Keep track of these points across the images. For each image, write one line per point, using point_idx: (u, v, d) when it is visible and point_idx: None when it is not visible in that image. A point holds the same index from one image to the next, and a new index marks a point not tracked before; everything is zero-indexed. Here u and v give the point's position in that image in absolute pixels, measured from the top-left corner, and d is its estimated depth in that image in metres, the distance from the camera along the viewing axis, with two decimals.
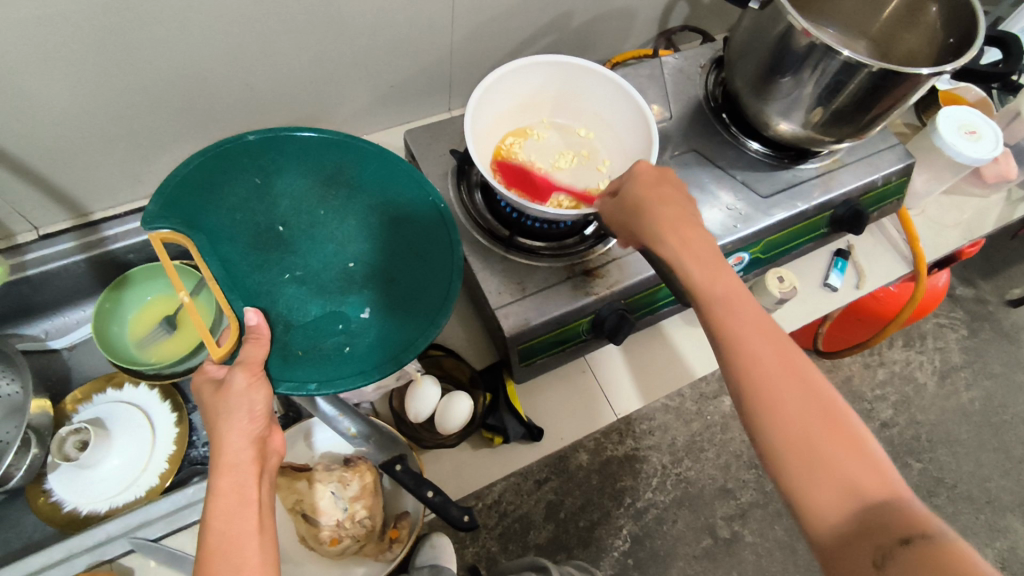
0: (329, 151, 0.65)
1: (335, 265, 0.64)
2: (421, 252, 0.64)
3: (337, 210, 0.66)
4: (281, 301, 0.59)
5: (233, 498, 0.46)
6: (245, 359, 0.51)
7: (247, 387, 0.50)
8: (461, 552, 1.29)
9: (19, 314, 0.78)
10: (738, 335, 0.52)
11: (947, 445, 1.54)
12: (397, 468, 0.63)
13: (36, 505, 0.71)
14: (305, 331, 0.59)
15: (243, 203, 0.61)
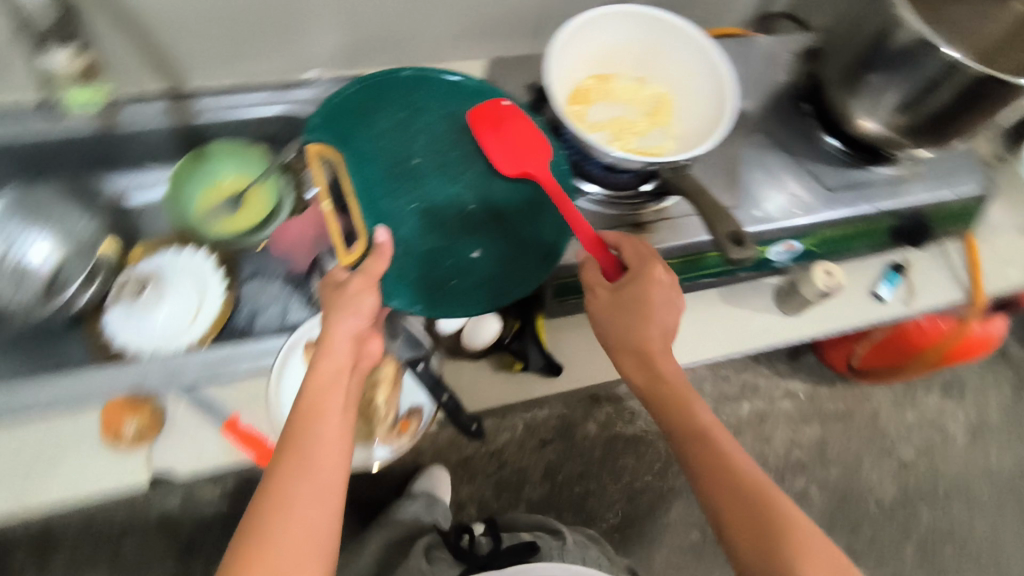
0: (470, 99, 0.74)
1: (456, 203, 0.71)
2: (544, 203, 0.71)
3: (468, 150, 0.73)
4: (404, 228, 0.69)
5: (328, 374, 0.54)
6: (368, 268, 0.59)
7: (361, 291, 0.58)
8: (456, 488, 1.31)
9: (101, 163, 0.83)
10: (717, 478, 0.58)
11: (963, 501, 1.49)
12: (419, 366, 0.67)
13: (91, 336, 0.77)
14: (420, 258, 0.69)
15: (389, 136, 0.72)
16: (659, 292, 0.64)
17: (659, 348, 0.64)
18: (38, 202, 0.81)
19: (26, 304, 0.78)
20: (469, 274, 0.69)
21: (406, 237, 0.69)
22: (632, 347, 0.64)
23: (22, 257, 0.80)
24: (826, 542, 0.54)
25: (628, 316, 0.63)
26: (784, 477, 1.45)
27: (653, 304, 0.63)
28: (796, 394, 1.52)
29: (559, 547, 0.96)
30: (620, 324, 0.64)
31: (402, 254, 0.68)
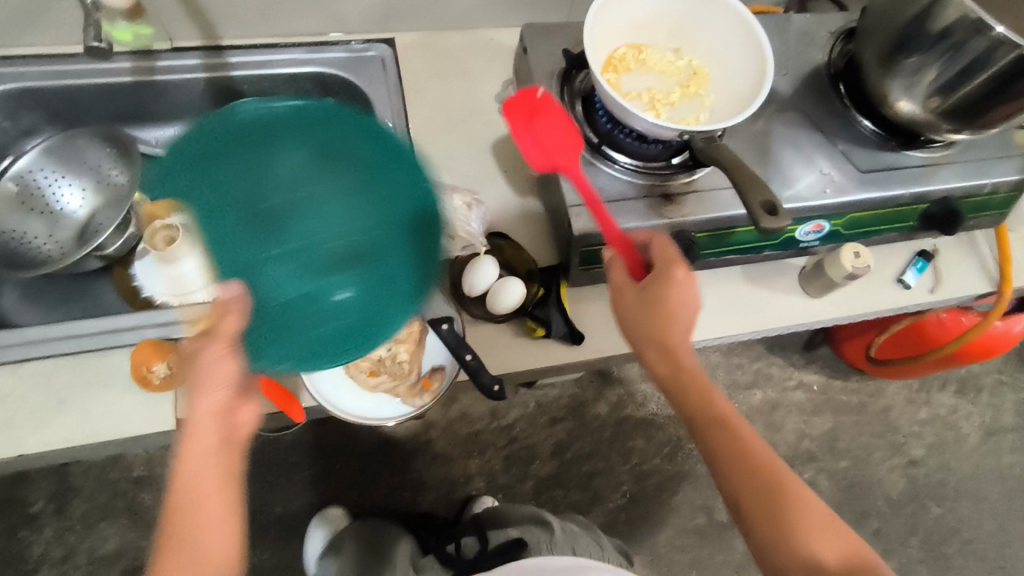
0: (326, 123, 0.65)
1: (312, 241, 0.62)
2: (417, 225, 0.60)
3: (331, 181, 0.64)
4: (258, 277, 0.59)
5: (199, 459, 0.52)
6: (222, 333, 0.51)
7: (220, 360, 0.52)
8: (466, 461, 1.32)
9: (137, 116, 0.85)
10: (744, 470, 0.59)
11: (972, 500, 1.48)
12: (443, 327, 0.67)
13: (119, 285, 0.80)
14: (280, 309, 0.58)
15: (240, 181, 0.63)
16: (677, 287, 0.63)
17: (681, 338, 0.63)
18: (76, 146, 0.80)
19: (59, 248, 0.80)
20: (343, 317, 0.60)
21: (271, 288, 0.59)
22: (657, 344, 0.63)
23: (57, 199, 0.81)
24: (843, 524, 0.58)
25: (656, 314, 0.63)
26: (792, 466, 1.45)
27: (673, 308, 0.63)
28: (808, 385, 1.52)
29: (548, 540, 0.84)
30: (645, 321, 0.63)
31: (265, 312, 0.58)
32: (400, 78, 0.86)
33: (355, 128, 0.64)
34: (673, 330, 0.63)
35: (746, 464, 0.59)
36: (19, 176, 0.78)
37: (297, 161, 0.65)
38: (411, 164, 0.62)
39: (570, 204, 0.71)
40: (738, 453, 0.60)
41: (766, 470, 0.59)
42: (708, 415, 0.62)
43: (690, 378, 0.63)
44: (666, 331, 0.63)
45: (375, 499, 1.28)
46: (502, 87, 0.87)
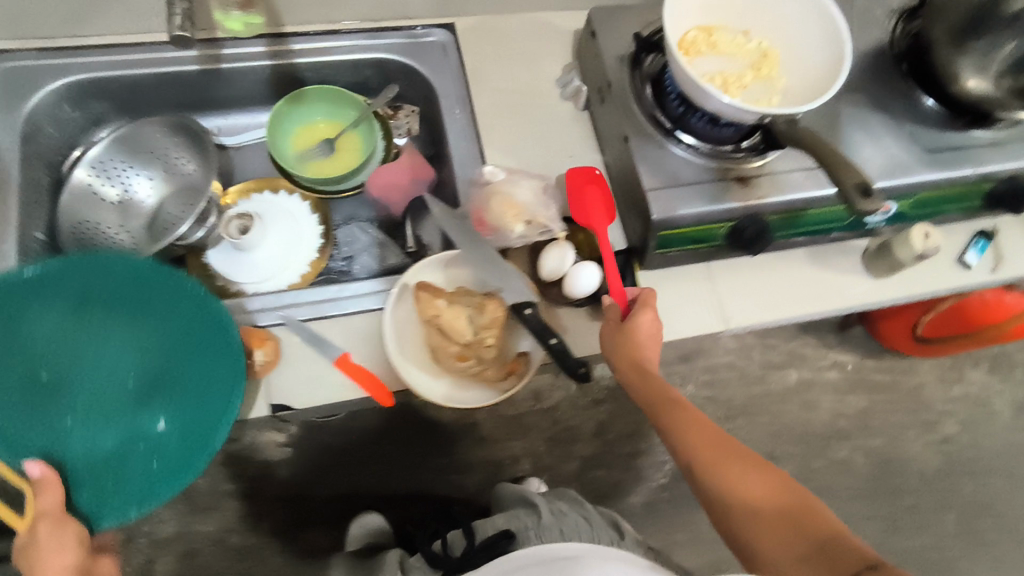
0: (59, 276, 0.66)
1: (110, 385, 0.66)
2: (197, 333, 0.66)
3: (91, 327, 0.67)
4: (70, 448, 0.63)
5: None
6: (45, 510, 0.58)
7: (57, 527, 0.58)
8: (510, 443, 1.34)
9: (200, 104, 0.85)
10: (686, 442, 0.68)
11: (1003, 475, 1.51)
12: (526, 311, 0.68)
13: (193, 270, 0.80)
14: (110, 460, 0.63)
15: (10, 366, 0.64)
16: (648, 322, 0.69)
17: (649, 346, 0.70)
18: (146, 135, 0.80)
19: (131, 237, 0.80)
20: (163, 446, 0.64)
21: (80, 453, 0.63)
22: (629, 370, 0.69)
23: (129, 189, 0.81)
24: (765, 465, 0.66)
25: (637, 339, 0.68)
26: (827, 444, 1.47)
27: (648, 338, 0.69)
28: (843, 364, 1.52)
29: (535, 525, 0.83)
30: (623, 349, 0.69)
31: (88, 473, 0.62)
32: (461, 62, 0.86)
33: (106, 271, 0.67)
34: (643, 353, 0.69)
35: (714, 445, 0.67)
36: (94, 167, 0.79)
37: (56, 320, 0.66)
38: (168, 282, 0.67)
39: (647, 188, 0.71)
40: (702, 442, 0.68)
41: (722, 438, 0.68)
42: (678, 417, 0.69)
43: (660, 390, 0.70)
44: (638, 354, 0.69)
45: (423, 481, 1.31)
46: (563, 69, 0.87)
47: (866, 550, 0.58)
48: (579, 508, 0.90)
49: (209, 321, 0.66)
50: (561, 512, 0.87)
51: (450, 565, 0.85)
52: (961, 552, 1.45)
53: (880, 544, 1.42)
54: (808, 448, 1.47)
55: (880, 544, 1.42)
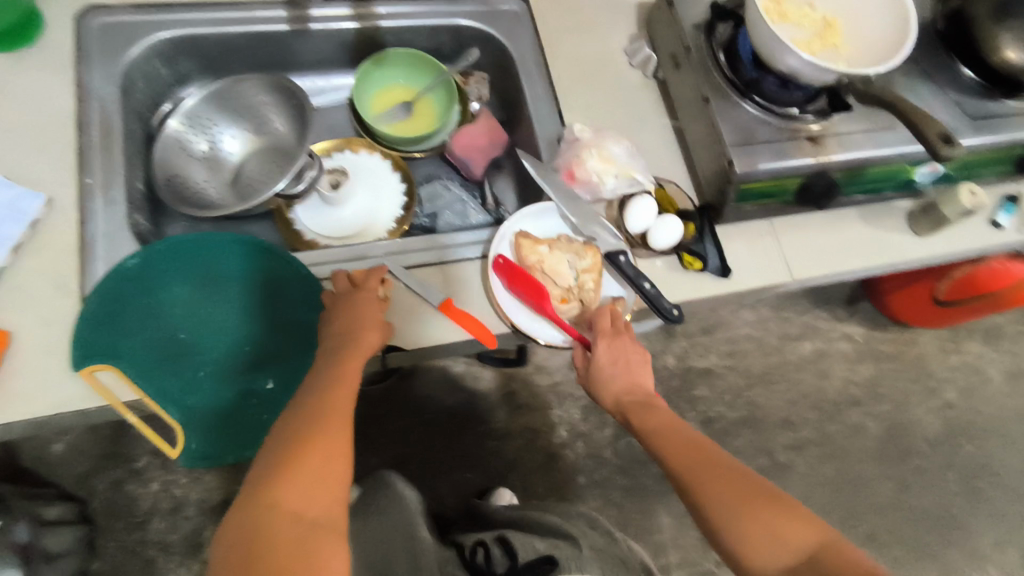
0: (189, 253, 0.68)
1: (230, 350, 0.68)
2: (300, 306, 0.68)
3: (218, 301, 0.69)
4: (199, 399, 0.65)
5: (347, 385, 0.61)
6: (360, 314, 0.65)
7: (375, 324, 0.65)
8: (547, 411, 1.39)
9: (282, 65, 0.87)
10: (661, 442, 0.62)
11: (1000, 438, 1.60)
12: (620, 259, 0.73)
13: (282, 226, 0.81)
14: (226, 414, 0.65)
15: (146, 326, 0.65)
16: (606, 351, 0.68)
17: (623, 378, 0.67)
18: (239, 90, 0.81)
19: (220, 190, 0.82)
20: (275, 404, 0.65)
21: (207, 404, 0.65)
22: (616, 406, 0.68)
23: (218, 143, 0.83)
24: (765, 481, 0.57)
25: (603, 378, 0.68)
26: (841, 410, 1.55)
27: (612, 367, 0.68)
28: (852, 336, 1.61)
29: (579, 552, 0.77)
30: (611, 381, 0.67)
31: (207, 421, 0.64)
32: (535, 31, 0.89)
33: (221, 250, 0.69)
34: (615, 389, 0.67)
35: (699, 460, 0.59)
36: (187, 119, 0.80)
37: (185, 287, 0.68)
38: (281, 261, 0.68)
39: (728, 144, 0.76)
40: (717, 497, 0.56)
41: (706, 449, 0.60)
42: (682, 457, 0.59)
43: (646, 418, 0.64)
44: (613, 391, 0.67)
45: (465, 447, 1.34)
46: (631, 38, 0.91)
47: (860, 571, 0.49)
48: (614, 539, 0.87)
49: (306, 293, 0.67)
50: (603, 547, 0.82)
51: None
52: (964, 509, 1.53)
53: (892, 502, 1.51)
54: (824, 413, 1.55)
55: (892, 502, 1.51)
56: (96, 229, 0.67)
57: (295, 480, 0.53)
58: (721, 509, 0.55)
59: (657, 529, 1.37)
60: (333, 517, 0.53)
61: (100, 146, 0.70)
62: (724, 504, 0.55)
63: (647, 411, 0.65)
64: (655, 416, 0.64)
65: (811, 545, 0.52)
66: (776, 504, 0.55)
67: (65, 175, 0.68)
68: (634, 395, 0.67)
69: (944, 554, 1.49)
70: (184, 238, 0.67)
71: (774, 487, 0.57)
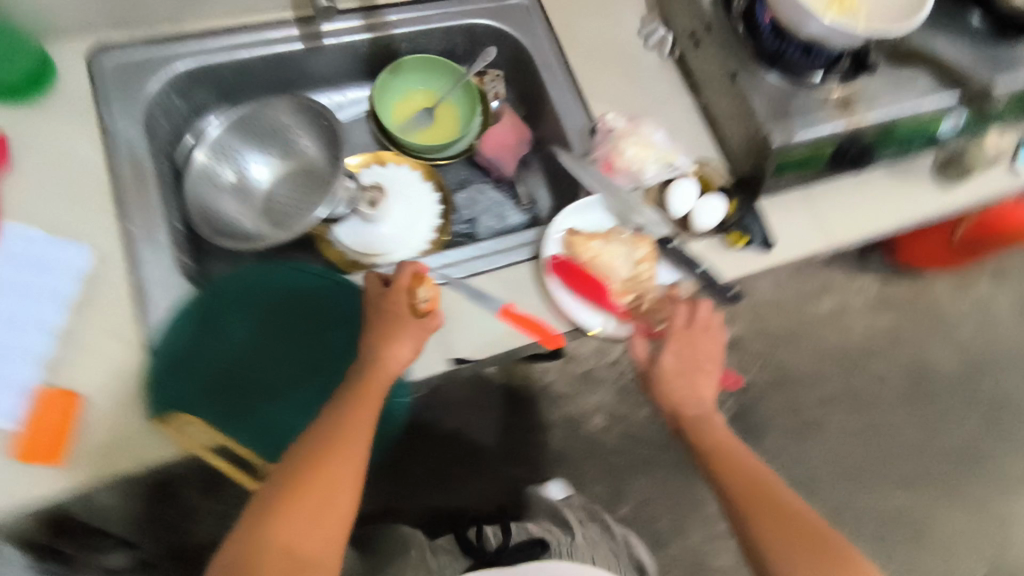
0: (245, 288, 0.69)
1: (299, 378, 0.69)
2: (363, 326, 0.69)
3: (279, 333, 0.70)
4: (277, 431, 0.65)
5: (369, 406, 0.60)
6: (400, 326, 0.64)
7: (411, 336, 0.64)
8: (584, 399, 1.40)
9: (296, 85, 0.85)
10: (727, 467, 0.66)
11: (1017, 370, 1.64)
12: (669, 246, 0.75)
13: (326, 251, 0.80)
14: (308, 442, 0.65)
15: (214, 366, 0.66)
16: (677, 349, 0.70)
17: (688, 391, 0.70)
18: (261, 116, 0.80)
19: (252, 218, 0.79)
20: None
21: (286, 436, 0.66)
22: (676, 413, 0.70)
23: (245, 170, 0.81)
24: (825, 524, 0.61)
25: (669, 375, 0.69)
26: (864, 362, 1.58)
27: (682, 365, 0.70)
28: (866, 288, 1.64)
29: (566, 543, 0.98)
30: (675, 388, 0.69)
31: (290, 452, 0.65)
32: (547, 23, 0.88)
33: (275, 280, 0.70)
34: (677, 398, 0.70)
35: (761, 494, 0.63)
36: (212, 151, 0.79)
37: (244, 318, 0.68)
38: (339, 287, 0.70)
39: (763, 119, 0.76)
40: (777, 534, 0.60)
41: (769, 486, 0.65)
42: (748, 491, 0.64)
43: (712, 440, 0.68)
44: (671, 401, 0.70)
45: (508, 443, 1.35)
46: (645, 19, 0.90)
47: None
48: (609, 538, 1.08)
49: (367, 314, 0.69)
50: (592, 540, 1.02)
51: (484, 558, 1.00)
52: (993, 443, 1.57)
53: (923, 445, 1.54)
54: (849, 367, 1.58)
55: (923, 445, 1.54)
56: (149, 277, 0.65)
57: (298, 514, 0.55)
58: (779, 549, 0.60)
59: (703, 502, 1.39)
60: (327, 556, 0.55)
61: (135, 190, 0.69)
62: (785, 541, 0.60)
63: (716, 434, 0.69)
64: (721, 437, 0.68)
65: None
66: (833, 551, 0.59)
67: (106, 226, 0.66)
68: (699, 414, 0.70)
69: (979, 489, 1.53)
70: (240, 274, 0.69)
71: (834, 532, 0.61)
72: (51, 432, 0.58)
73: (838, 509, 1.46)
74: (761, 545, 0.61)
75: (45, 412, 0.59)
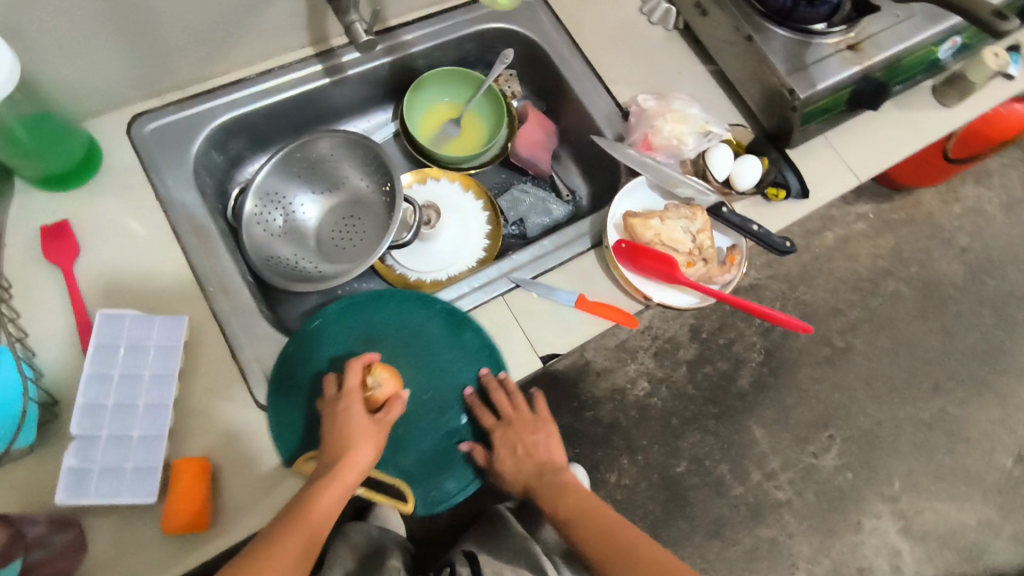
0: (339, 324, 0.70)
1: (415, 398, 0.70)
2: (461, 341, 0.72)
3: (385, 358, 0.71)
4: (408, 452, 0.69)
5: (315, 515, 0.56)
6: (363, 424, 0.62)
7: (369, 446, 0.61)
8: (625, 369, 1.46)
9: (322, 119, 0.86)
10: (564, 521, 0.70)
11: (1014, 265, 1.73)
12: (724, 211, 0.77)
13: (388, 276, 0.82)
14: (439, 457, 0.69)
15: None
16: (503, 442, 0.70)
17: (529, 448, 0.74)
18: (297, 154, 0.80)
19: (312, 259, 0.81)
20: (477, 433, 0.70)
21: (417, 454, 0.69)
22: (515, 484, 0.73)
23: (293, 212, 0.82)
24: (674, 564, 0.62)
25: (508, 468, 0.71)
26: (877, 283, 1.65)
27: (515, 451, 0.72)
28: (865, 214, 1.70)
29: None
30: (511, 465, 0.72)
31: (424, 469, 0.69)
32: (554, 15, 0.89)
33: (367, 311, 0.71)
34: (527, 476, 0.74)
35: (610, 540, 0.66)
36: (258, 198, 0.78)
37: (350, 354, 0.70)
38: (426, 308, 0.72)
39: (785, 75, 0.79)
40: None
41: (626, 538, 0.66)
42: (601, 546, 0.66)
43: (565, 504, 0.71)
44: (522, 480, 0.73)
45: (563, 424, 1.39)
46: None
47: None
48: None
49: (462, 329, 0.72)
50: None
51: None
52: (1005, 336, 1.66)
53: (943, 351, 1.62)
54: (863, 291, 1.64)
55: (943, 351, 1.62)
56: (241, 333, 0.66)
57: None
58: None
59: (755, 442, 1.47)
60: None
61: (205, 252, 0.69)
62: None
63: (565, 498, 0.72)
64: (563, 497, 0.72)
65: None
66: None
67: (186, 292, 0.67)
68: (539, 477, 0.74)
69: (1001, 381, 1.61)
70: (332, 310, 0.70)
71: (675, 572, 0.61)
72: (197, 501, 0.58)
73: (879, 425, 1.54)
74: None
75: (188, 484, 0.58)
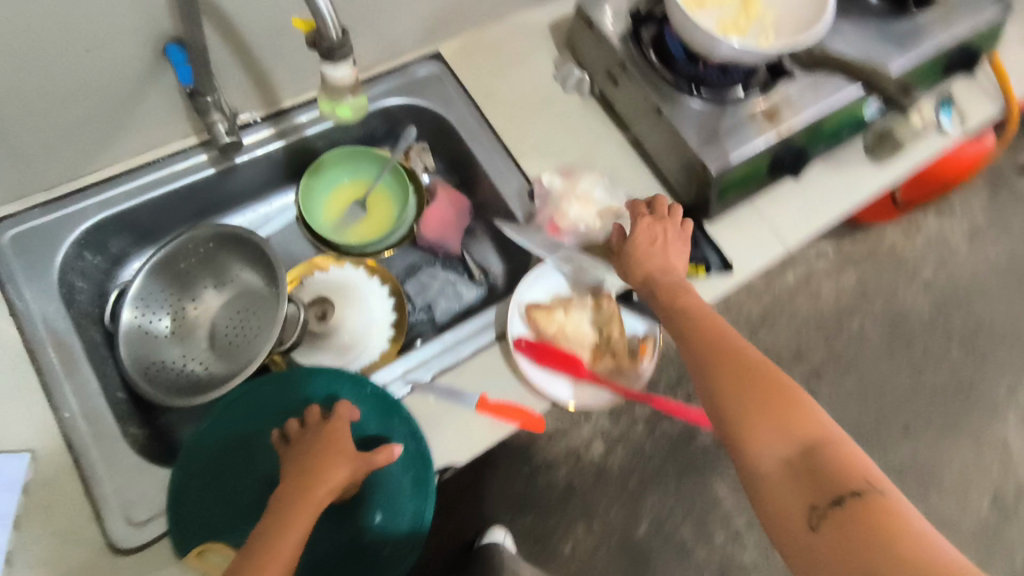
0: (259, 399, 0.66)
1: None
2: (387, 429, 0.65)
3: None
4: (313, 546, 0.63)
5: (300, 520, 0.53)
6: (346, 446, 0.59)
7: (346, 465, 0.58)
8: (579, 428, 1.40)
9: (216, 207, 0.80)
10: (677, 308, 0.62)
11: (980, 296, 1.68)
12: (634, 298, 0.74)
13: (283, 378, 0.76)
14: (345, 556, 0.63)
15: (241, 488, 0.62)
16: (643, 230, 0.70)
17: (647, 241, 0.69)
18: (179, 252, 0.75)
19: (201, 360, 0.76)
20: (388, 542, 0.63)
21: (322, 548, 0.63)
22: (637, 277, 0.68)
23: (179, 311, 0.77)
24: (797, 391, 0.52)
25: (639, 254, 0.68)
26: (842, 321, 1.61)
27: (648, 245, 0.69)
28: (826, 252, 1.66)
29: None
30: (645, 258, 0.68)
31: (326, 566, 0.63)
32: (462, 88, 0.86)
33: (298, 383, 0.67)
34: (651, 267, 0.67)
35: (726, 343, 0.57)
36: (137, 304, 0.73)
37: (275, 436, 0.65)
38: (353, 389, 0.66)
39: (696, 148, 0.75)
40: (750, 394, 0.53)
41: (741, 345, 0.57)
42: (705, 335, 0.59)
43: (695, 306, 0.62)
44: (646, 267, 0.67)
45: (516, 491, 1.34)
46: (557, 62, 0.88)
47: (880, 487, 0.46)
48: None
49: (387, 417, 0.65)
50: None
51: None
52: (974, 373, 1.61)
53: (912, 392, 1.57)
54: (827, 332, 1.60)
55: (913, 391, 1.57)
56: (98, 465, 0.60)
57: None
58: (741, 414, 0.52)
59: (718, 501, 1.38)
60: None
61: (64, 373, 0.63)
62: (738, 398, 0.53)
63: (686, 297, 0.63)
64: (692, 299, 0.63)
65: (835, 464, 0.47)
66: (805, 418, 0.51)
67: (38, 422, 0.61)
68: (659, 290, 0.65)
69: (973, 420, 1.56)
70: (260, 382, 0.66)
71: (813, 407, 0.51)
72: None
73: None
74: (722, 384, 0.54)
75: None
